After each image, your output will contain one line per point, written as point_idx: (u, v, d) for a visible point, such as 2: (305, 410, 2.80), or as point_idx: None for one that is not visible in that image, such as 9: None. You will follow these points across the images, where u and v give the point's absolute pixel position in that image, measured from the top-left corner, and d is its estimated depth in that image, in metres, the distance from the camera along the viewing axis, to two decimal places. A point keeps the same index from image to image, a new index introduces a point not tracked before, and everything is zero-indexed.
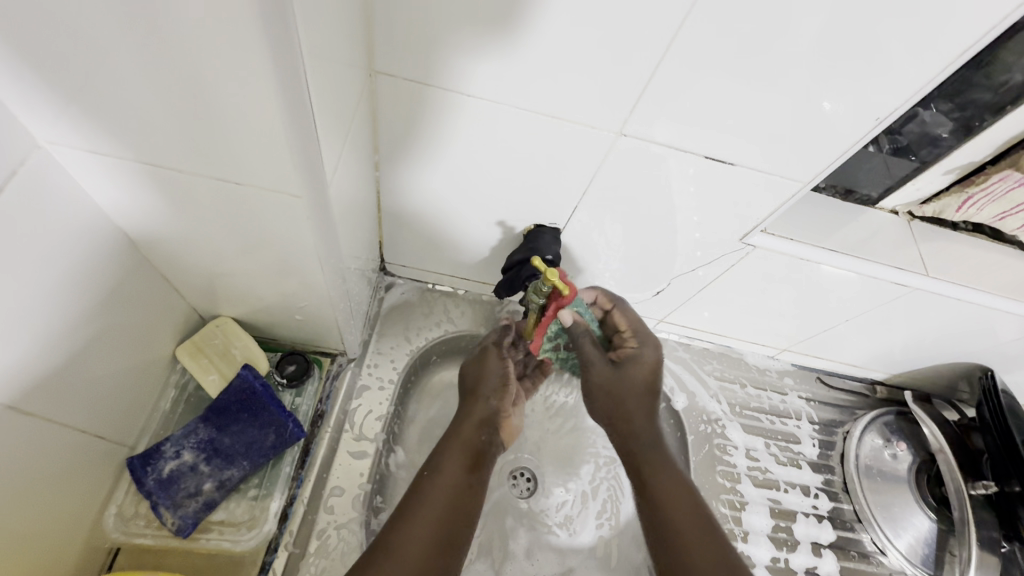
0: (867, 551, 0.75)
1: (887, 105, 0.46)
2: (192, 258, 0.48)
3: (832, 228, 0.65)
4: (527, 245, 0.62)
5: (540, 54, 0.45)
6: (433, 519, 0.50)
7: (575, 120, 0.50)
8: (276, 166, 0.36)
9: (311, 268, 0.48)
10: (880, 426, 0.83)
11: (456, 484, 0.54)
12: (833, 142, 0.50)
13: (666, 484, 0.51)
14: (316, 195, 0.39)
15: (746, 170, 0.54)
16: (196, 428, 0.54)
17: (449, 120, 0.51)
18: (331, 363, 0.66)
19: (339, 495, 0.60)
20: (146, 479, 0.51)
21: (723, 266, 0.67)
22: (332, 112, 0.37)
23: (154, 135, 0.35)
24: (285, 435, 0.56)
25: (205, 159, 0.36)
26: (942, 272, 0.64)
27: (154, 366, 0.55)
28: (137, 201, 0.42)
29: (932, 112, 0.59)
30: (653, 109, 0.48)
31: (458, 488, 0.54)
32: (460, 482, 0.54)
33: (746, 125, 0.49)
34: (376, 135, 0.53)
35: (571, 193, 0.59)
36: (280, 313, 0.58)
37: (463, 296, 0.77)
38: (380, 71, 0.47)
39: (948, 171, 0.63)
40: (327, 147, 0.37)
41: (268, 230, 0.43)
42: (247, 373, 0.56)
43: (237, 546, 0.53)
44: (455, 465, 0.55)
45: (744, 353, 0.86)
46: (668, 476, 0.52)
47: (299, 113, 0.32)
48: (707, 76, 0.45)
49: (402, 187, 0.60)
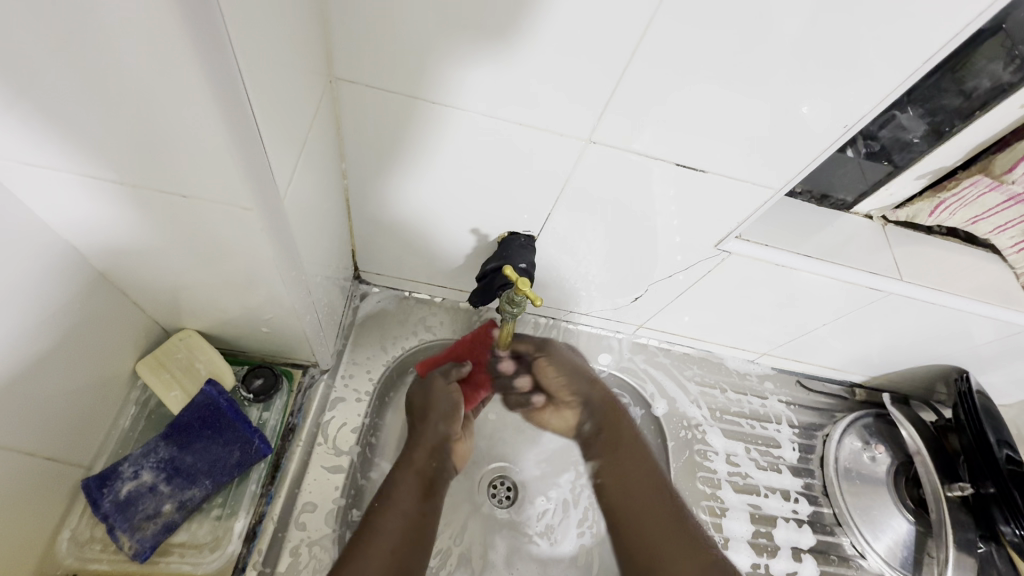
0: (847, 555, 0.75)
1: (856, 111, 0.46)
2: (149, 272, 0.47)
3: (806, 233, 0.65)
4: (501, 252, 0.61)
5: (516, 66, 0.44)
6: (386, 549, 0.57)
7: (545, 127, 0.49)
8: (225, 179, 0.35)
9: (273, 281, 0.46)
10: (859, 428, 0.83)
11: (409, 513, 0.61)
12: (804, 149, 0.50)
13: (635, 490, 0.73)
14: (271, 207, 0.38)
15: (719, 176, 0.53)
16: (157, 446, 0.52)
17: (418, 128, 0.50)
18: (302, 375, 0.64)
19: (311, 511, 0.58)
20: (102, 502, 0.49)
21: (700, 272, 0.67)
22: (283, 123, 0.36)
23: (95, 147, 0.33)
24: (250, 452, 0.55)
25: (152, 172, 0.35)
26: (916, 277, 0.64)
27: (112, 383, 0.53)
28: (86, 216, 0.40)
29: (908, 116, 0.59)
30: (622, 117, 0.48)
31: (410, 516, 0.60)
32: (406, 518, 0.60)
33: (714, 132, 0.49)
34: (342, 145, 0.52)
35: (544, 200, 0.58)
36: (247, 327, 0.56)
37: (438, 304, 0.76)
38: (342, 78, 0.46)
39: (920, 176, 0.63)
40: (278, 160, 0.36)
41: (227, 244, 0.42)
42: (212, 388, 0.55)
43: (199, 569, 0.51)
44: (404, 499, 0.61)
45: (724, 358, 0.86)
46: (651, 481, 0.74)
47: (243, 121, 0.31)
48: (677, 82, 0.45)
49: (371, 195, 0.58)
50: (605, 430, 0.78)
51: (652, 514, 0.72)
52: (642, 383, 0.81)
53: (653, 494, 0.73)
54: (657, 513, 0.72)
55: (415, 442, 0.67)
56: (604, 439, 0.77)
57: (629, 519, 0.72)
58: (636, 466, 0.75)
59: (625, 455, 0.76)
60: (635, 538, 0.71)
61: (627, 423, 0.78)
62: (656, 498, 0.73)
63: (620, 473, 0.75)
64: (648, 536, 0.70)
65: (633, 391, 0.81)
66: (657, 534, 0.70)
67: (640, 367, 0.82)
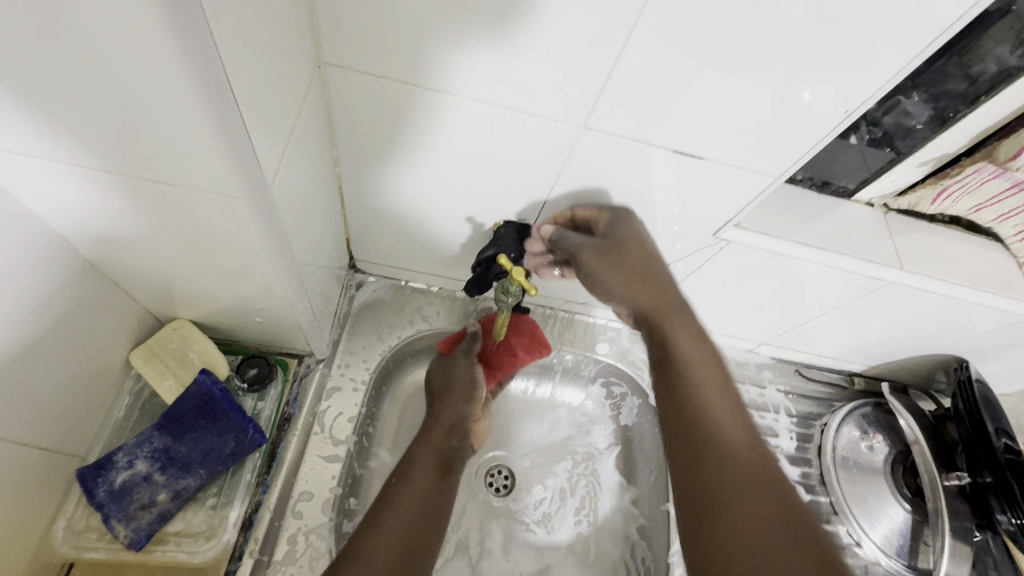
0: (843, 543, 0.75)
1: (858, 95, 0.45)
2: (140, 262, 0.46)
3: (806, 222, 0.64)
4: (496, 240, 0.60)
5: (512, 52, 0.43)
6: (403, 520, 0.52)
7: (540, 113, 0.48)
8: (209, 168, 0.34)
9: (264, 270, 0.46)
10: (857, 418, 0.83)
11: (425, 492, 0.57)
12: (804, 135, 0.49)
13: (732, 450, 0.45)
14: (258, 194, 0.37)
15: (717, 163, 0.52)
16: (151, 436, 0.52)
17: (412, 115, 0.49)
18: (298, 364, 0.64)
19: (308, 500, 0.58)
20: (96, 491, 0.49)
21: (699, 260, 0.66)
22: (268, 109, 0.35)
23: (78, 134, 0.33)
24: (245, 442, 0.55)
25: (136, 160, 0.34)
26: (917, 266, 0.63)
27: (106, 373, 0.52)
28: (73, 205, 0.39)
29: (914, 102, 0.58)
30: (618, 103, 0.47)
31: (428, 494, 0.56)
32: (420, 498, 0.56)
33: (710, 119, 0.48)
34: (333, 131, 0.51)
35: (540, 187, 0.57)
36: (240, 316, 0.56)
37: (435, 293, 0.76)
38: (330, 62, 0.45)
39: (923, 163, 0.62)
40: (263, 147, 0.36)
41: (216, 233, 0.41)
42: (204, 377, 0.55)
43: (194, 557, 0.52)
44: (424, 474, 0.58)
45: (723, 347, 0.86)
46: (740, 426, 0.48)
47: (225, 105, 0.30)
48: (671, 68, 0.44)
49: (364, 183, 0.58)
50: (675, 452, 0.48)
51: (749, 503, 0.42)
52: (640, 374, 0.80)
53: (752, 469, 0.44)
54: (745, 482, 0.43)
55: (435, 421, 0.65)
56: (674, 440, 0.48)
57: (713, 478, 0.44)
58: (717, 458, 0.45)
59: (729, 410, 0.49)
60: (745, 534, 0.40)
61: (732, 382, 0.51)
62: (766, 471, 0.44)
63: (722, 430, 0.47)
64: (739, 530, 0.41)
65: (630, 380, 0.81)
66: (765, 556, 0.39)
67: (636, 357, 0.81)
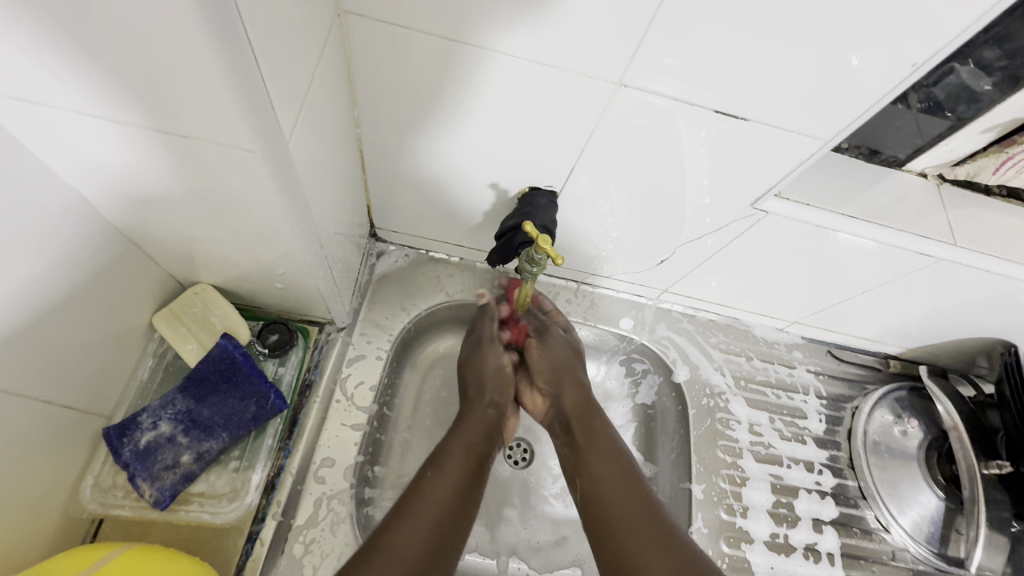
0: (870, 528, 0.73)
1: (925, 49, 0.40)
2: (160, 224, 0.45)
3: (850, 193, 0.60)
4: (522, 208, 0.58)
5: (538, 8, 0.40)
6: (432, 516, 0.51)
7: (571, 68, 0.45)
8: (222, 118, 0.32)
9: (283, 234, 0.45)
10: (891, 402, 0.80)
11: (461, 483, 0.55)
12: (857, 98, 0.44)
13: (606, 455, 0.59)
14: (274, 148, 0.35)
15: (760, 127, 0.48)
16: (174, 398, 0.53)
17: (436, 70, 0.46)
18: (318, 333, 0.64)
19: (330, 466, 0.59)
20: (122, 450, 0.50)
21: (732, 233, 0.63)
22: (282, 54, 0.33)
23: (90, 78, 0.31)
24: (266, 407, 0.55)
25: (146, 111, 0.33)
26: (971, 242, 0.59)
27: (129, 336, 0.53)
28: (92, 163, 0.38)
29: (969, 67, 0.54)
30: (654, 63, 0.44)
31: (462, 481, 0.56)
32: (457, 485, 0.55)
33: (757, 79, 0.44)
34: (353, 88, 0.49)
35: (568, 153, 0.54)
36: (261, 281, 0.55)
37: (455, 263, 0.74)
38: (350, 11, 0.42)
39: (987, 130, 0.58)
40: (279, 95, 0.34)
41: (232, 193, 0.40)
42: (226, 342, 0.55)
43: (217, 518, 0.52)
44: (454, 472, 0.56)
45: (752, 325, 0.83)
46: (636, 504, 0.55)
47: (238, 48, 0.29)
48: (718, 20, 0.40)
49: (387, 146, 0.56)
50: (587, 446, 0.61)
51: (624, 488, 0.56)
52: (664, 350, 0.78)
53: (634, 499, 0.55)
54: (636, 520, 0.53)
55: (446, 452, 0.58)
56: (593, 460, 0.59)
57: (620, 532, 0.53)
58: (621, 491, 0.56)
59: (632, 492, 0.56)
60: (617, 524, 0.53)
61: (617, 456, 0.59)
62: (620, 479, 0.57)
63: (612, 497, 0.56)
64: (627, 534, 0.52)
65: (654, 357, 0.79)
66: (651, 567, 0.49)
67: (660, 334, 0.79)
